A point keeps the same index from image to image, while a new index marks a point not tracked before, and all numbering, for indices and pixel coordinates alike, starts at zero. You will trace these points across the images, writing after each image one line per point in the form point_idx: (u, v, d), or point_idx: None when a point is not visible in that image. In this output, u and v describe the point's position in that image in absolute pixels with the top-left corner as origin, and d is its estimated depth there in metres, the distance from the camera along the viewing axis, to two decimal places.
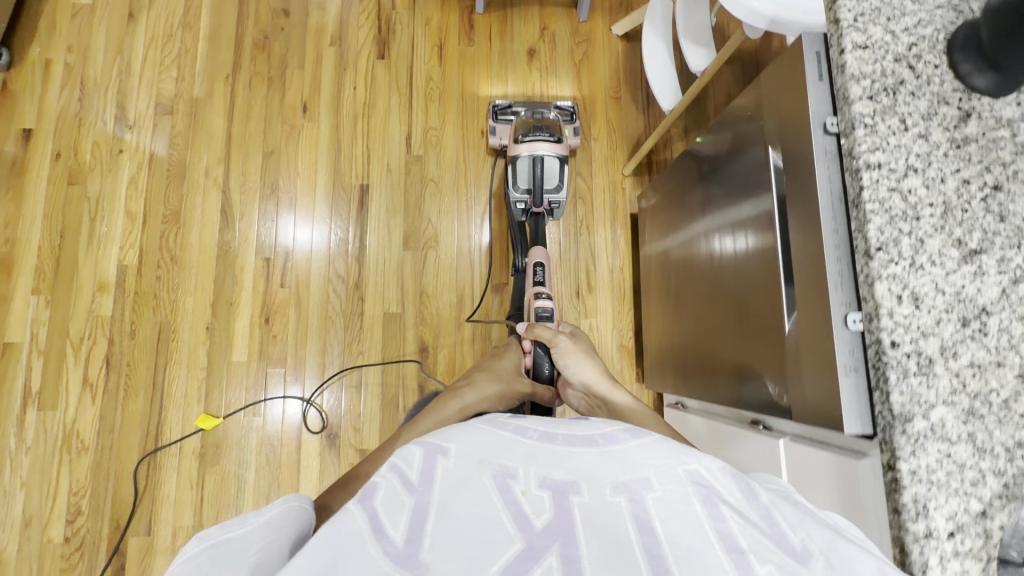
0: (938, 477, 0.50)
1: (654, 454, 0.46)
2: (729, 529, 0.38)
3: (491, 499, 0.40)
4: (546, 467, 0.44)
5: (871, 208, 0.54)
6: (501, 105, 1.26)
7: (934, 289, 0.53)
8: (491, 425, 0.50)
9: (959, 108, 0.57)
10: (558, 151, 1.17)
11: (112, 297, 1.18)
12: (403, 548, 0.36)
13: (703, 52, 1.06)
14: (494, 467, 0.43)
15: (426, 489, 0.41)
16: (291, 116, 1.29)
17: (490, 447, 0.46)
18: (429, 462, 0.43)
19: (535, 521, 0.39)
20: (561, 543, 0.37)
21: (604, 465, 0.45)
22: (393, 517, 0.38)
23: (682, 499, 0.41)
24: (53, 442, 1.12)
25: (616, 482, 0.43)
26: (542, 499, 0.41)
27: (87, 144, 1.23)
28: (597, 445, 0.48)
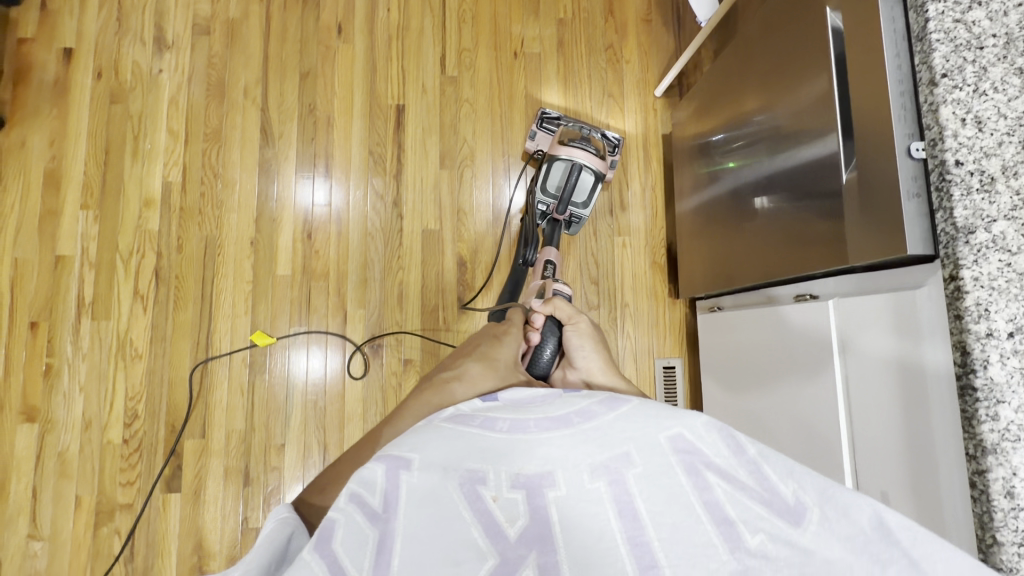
0: (999, 284, 0.52)
1: (632, 425, 0.44)
2: (716, 498, 0.39)
3: (459, 513, 0.39)
4: (522, 459, 0.43)
5: (936, 38, 0.56)
6: (551, 113, 1.26)
7: (997, 113, 0.55)
8: (457, 423, 0.47)
9: None
10: (597, 169, 1.17)
11: (158, 212, 1.21)
12: None
13: None
14: (459, 474, 0.42)
15: (391, 514, 0.39)
16: (326, 37, 1.31)
17: (457, 451, 0.43)
18: (392, 480, 0.41)
19: (509, 530, 0.39)
20: (538, 551, 0.38)
21: (578, 448, 0.43)
22: (355, 556, 0.36)
23: (666, 471, 0.41)
24: (108, 350, 1.16)
25: (592, 465, 0.42)
26: (515, 502, 0.40)
27: (127, 64, 1.25)
28: (571, 424, 0.46)
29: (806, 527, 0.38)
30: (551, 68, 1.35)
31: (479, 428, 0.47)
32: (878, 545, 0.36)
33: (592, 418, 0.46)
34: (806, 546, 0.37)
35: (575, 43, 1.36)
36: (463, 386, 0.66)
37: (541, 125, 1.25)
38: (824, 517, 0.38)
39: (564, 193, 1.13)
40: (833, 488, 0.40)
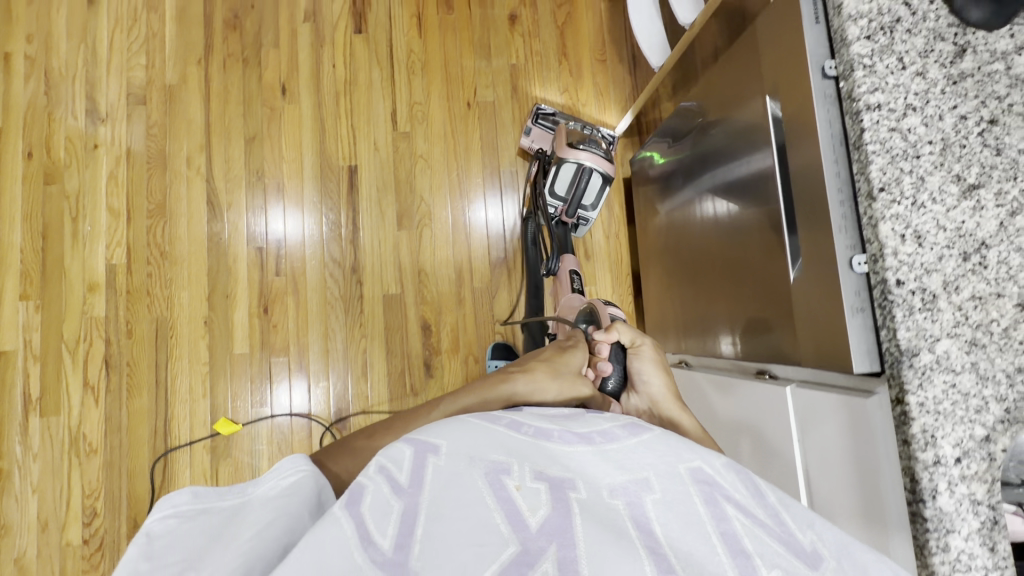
0: (944, 408, 0.52)
1: (655, 454, 0.44)
2: (734, 530, 0.38)
3: (482, 498, 0.38)
4: (542, 459, 0.43)
5: (873, 149, 0.54)
6: (546, 109, 1.24)
7: (935, 226, 0.54)
8: (484, 420, 0.47)
9: (955, 44, 0.57)
10: (607, 171, 1.12)
11: (104, 296, 1.16)
12: (391, 555, 0.34)
13: (690, 4, 1.02)
14: (484, 462, 0.41)
15: (415, 490, 0.38)
16: (270, 98, 1.26)
17: (481, 441, 0.43)
18: (420, 462, 0.40)
19: (531, 520, 0.37)
20: (558, 545, 0.36)
21: (597, 463, 0.43)
22: (380, 523, 0.36)
23: (684, 499, 0.40)
24: (60, 446, 1.11)
25: (612, 484, 0.41)
26: (537, 491, 0.39)
27: (60, 140, 1.19)
28: (591, 442, 0.45)
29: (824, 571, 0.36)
30: (507, 115, 1.31)
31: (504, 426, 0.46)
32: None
33: (612, 440, 0.46)
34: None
35: (530, 88, 1.33)
36: (549, 379, 0.69)
37: (536, 121, 1.24)
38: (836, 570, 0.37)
39: (574, 197, 1.13)
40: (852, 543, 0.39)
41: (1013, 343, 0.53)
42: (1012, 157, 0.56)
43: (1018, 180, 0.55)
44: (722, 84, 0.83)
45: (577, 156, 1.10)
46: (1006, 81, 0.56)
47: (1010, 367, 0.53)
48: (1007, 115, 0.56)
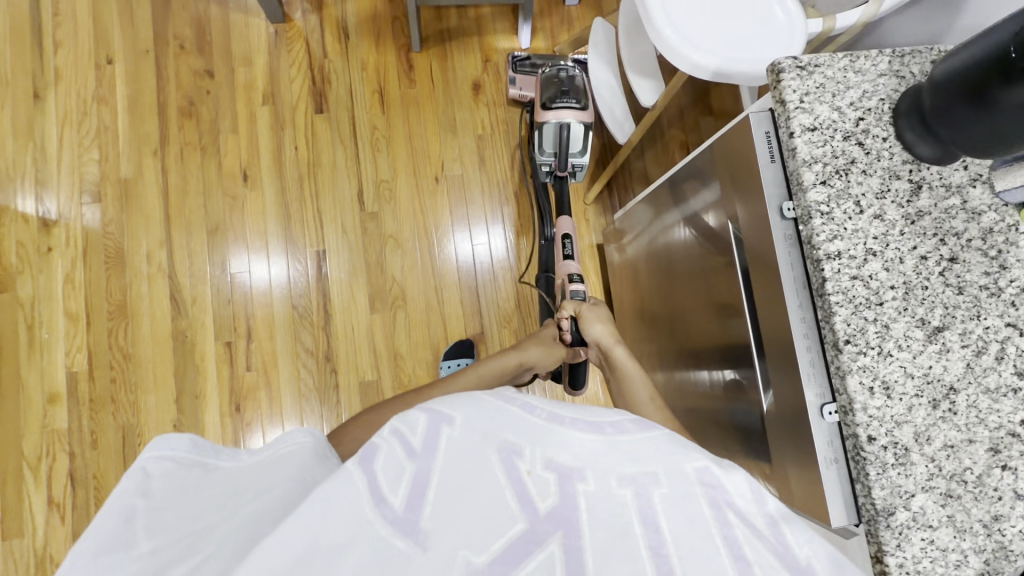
0: (924, 566, 0.51)
1: (664, 450, 0.39)
2: (735, 537, 0.33)
3: (494, 477, 0.35)
4: (553, 446, 0.38)
5: (836, 300, 0.53)
6: (520, 56, 1.27)
7: (903, 375, 0.53)
8: (499, 400, 0.42)
9: (910, 181, 0.56)
10: (585, 118, 1.11)
11: (66, 406, 1.11)
12: (403, 515, 0.32)
13: (651, 85, 1.01)
14: (499, 441, 0.37)
15: (429, 455, 0.35)
16: (231, 186, 1.22)
17: (499, 419, 0.39)
18: (434, 428, 0.37)
19: (539, 503, 0.34)
20: (565, 531, 0.33)
21: (610, 454, 0.38)
22: (393, 483, 0.33)
23: (687, 498, 0.35)
24: (26, 569, 1.06)
25: (621, 473, 0.36)
26: (547, 480, 0.35)
27: (11, 245, 1.15)
28: (604, 433, 0.40)
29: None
30: (475, 186, 1.30)
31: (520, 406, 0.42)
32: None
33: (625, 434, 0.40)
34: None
35: (498, 156, 1.31)
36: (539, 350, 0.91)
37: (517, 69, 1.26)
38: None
39: (561, 149, 1.11)
40: None
41: (987, 490, 0.53)
42: (973, 294, 0.55)
43: (982, 317, 0.55)
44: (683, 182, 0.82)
45: (547, 118, 1.11)
46: (963, 216, 0.56)
47: (986, 516, 0.52)
48: (966, 252, 0.56)
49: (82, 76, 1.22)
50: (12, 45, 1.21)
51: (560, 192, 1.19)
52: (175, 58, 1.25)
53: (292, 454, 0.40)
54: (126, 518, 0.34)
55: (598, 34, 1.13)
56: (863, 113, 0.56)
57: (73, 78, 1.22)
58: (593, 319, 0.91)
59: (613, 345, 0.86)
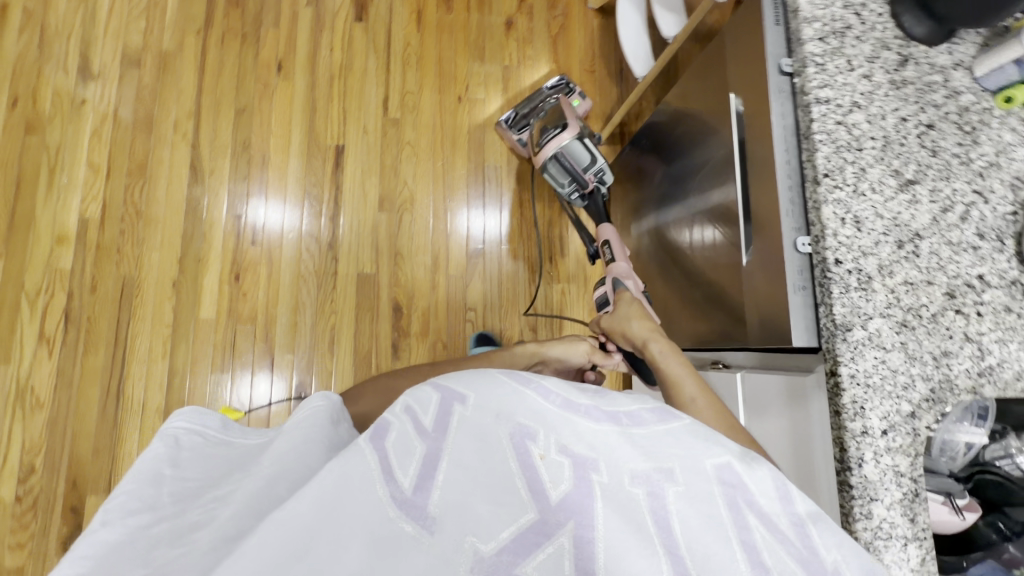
0: (874, 382, 0.54)
1: (685, 443, 0.38)
2: (753, 540, 0.34)
3: (504, 461, 0.35)
4: (568, 431, 0.37)
5: (820, 138, 0.58)
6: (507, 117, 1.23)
7: (874, 214, 0.57)
8: (513, 378, 0.40)
9: (899, 54, 0.62)
10: (575, 133, 1.08)
11: (71, 249, 1.14)
12: (410, 495, 0.32)
13: (674, 20, 1.09)
14: (511, 424, 0.36)
15: (439, 435, 0.35)
16: (265, 74, 1.28)
17: (506, 398, 0.38)
18: (446, 407, 0.37)
19: (552, 491, 0.34)
20: (577, 522, 0.33)
21: (624, 445, 0.37)
22: (402, 461, 0.33)
23: (707, 498, 0.36)
24: (5, 398, 1.08)
25: (635, 470, 0.36)
26: (561, 466, 0.35)
27: (47, 94, 1.19)
28: (618, 421, 0.39)
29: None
30: (495, 114, 1.36)
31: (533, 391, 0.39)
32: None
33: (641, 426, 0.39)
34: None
35: (520, 89, 1.38)
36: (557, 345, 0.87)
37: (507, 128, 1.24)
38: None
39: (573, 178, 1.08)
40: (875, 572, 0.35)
41: (941, 328, 0.56)
42: (946, 159, 0.60)
43: (951, 180, 0.60)
44: (699, 145, 0.83)
45: (545, 154, 1.09)
46: (943, 92, 0.61)
47: (936, 349, 0.56)
48: (943, 122, 0.61)
49: None
50: None
51: (594, 205, 1.14)
52: None
53: (309, 419, 0.41)
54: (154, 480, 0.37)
55: None
56: None
57: None
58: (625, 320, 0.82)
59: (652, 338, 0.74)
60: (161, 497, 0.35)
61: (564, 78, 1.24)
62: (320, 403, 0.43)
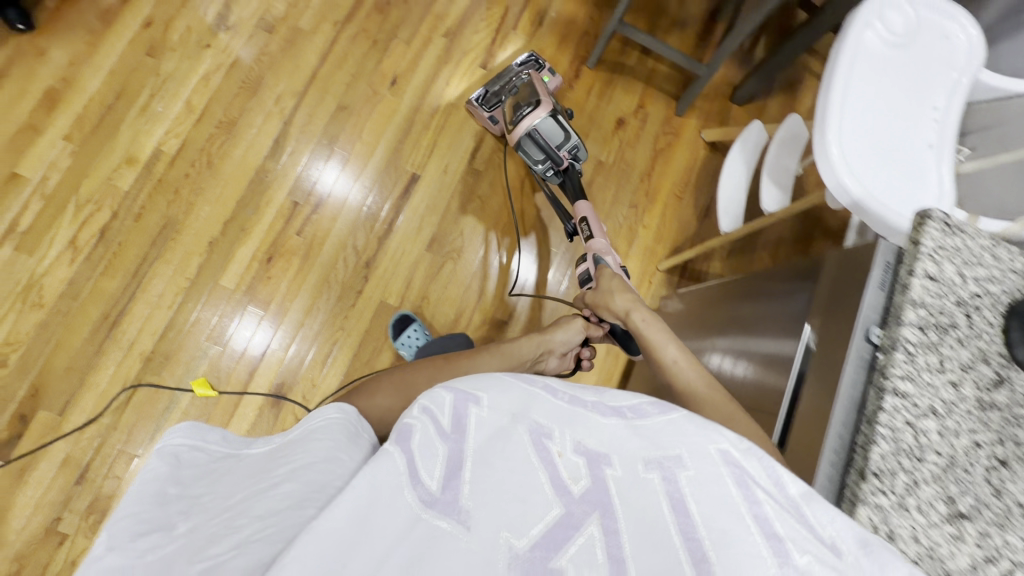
0: None
1: (688, 430, 0.41)
2: (765, 513, 0.37)
3: (524, 457, 0.38)
4: (580, 428, 0.41)
5: (882, 431, 0.54)
6: (476, 96, 1.27)
7: (910, 535, 0.50)
8: (520, 378, 0.45)
9: (995, 372, 0.56)
10: (548, 109, 1.10)
11: (136, 173, 1.17)
12: (438, 496, 0.35)
13: (777, 195, 1.06)
14: (528, 423, 0.40)
15: (459, 437, 0.38)
16: (378, 82, 1.31)
17: (519, 402, 0.42)
18: (460, 409, 0.40)
19: (572, 488, 0.37)
20: (601, 512, 0.36)
21: (631, 434, 0.41)
22: (426, 463, 0.36)
23: (715, 479, 0.38)
24: (13, 286, 1.09)
25: (647, 456, 0.39)
26: (577, 465, 0.39)
27: (179, 26, 1.23)
28: (622, 414, 0.42)
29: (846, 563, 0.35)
30: None
31: (539, 386, 0.44)
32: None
33: (644, 419, 0.42)
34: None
35: (605, 186, 1.37)
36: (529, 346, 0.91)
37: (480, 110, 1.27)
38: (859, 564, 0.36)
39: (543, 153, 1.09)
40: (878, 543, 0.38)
41: None
42: (1011, 508, 0.52)
43: (1005, 530, 0.51)
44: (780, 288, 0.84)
45: (524, 129, 1.10)
46: None
47: None
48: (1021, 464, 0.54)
49: None
50: None
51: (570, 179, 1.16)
52: None
53: (321, 428, 0.44)
54: (160, 500, 0.40)
55: (751, 132, 1.20)
56: (982, 292, 0.58)
57: None
58: (608, 295, 0.93)
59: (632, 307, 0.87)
60: (168, 513, 0.39)
61: (531, 54, 1.28)
62: (333, 416, 0.46)
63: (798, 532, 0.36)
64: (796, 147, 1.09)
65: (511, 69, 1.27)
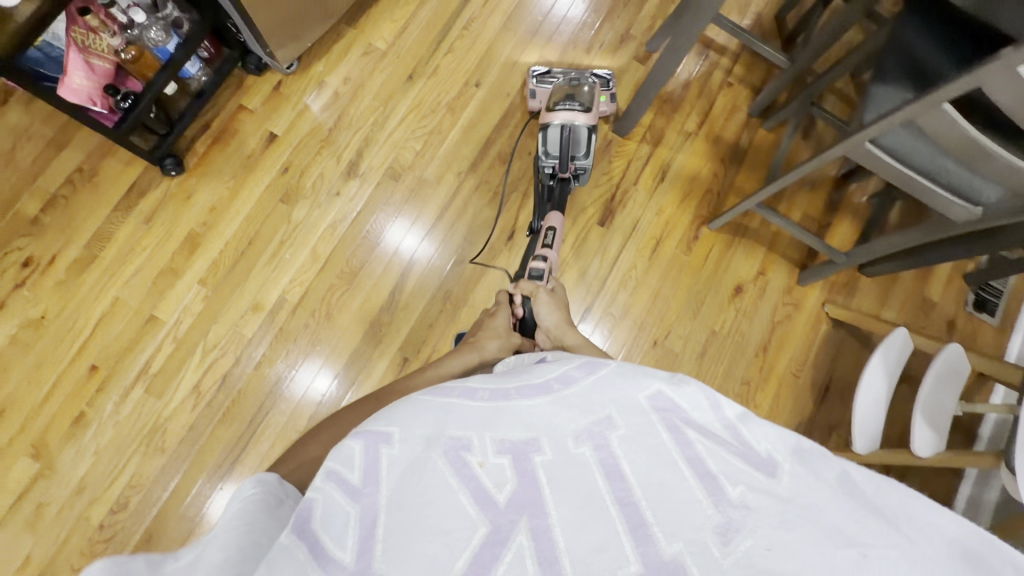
0: None
1: (612, 391, 0.48)
2: (697, 454, 0.40)
3: (444, 480, 0.40)
4: (501, 429, 0.46)
5: None
6: (539, 70, 1.33)
7: None
8: (439, 395, 0.51)
9: None
10: (588, 119, 1.23)
11: (260, 320, 1.20)
12: (353, 566, 0.36)
13: (932, 439, 0.96)
14: (442, 446, 0.43)
15: (372, 490, 0.40)
16: (496, 236, 1.30)
17: (436, 425, 0.46)
18: (372, 455, 0.43)
19: (498, 496, 0.39)
20: (528, 515, 0.38)
21: (563, 414, 0.47)
22: (339, 538, 0.37)
23: (648, 432, 0.43)
24: (139, 428, 1.13)
25: (577, 434, 0.44)
26: (501, 468, 0.42)
27: (314, 172, 1.27)
28: (551, 390, 0.50)
29: (781, 477, 0.38)
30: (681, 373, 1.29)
31: (458, 397, 0.51)
32: (876, 524, 0.34)
33: (570, 385, 0.51)
34: (785, 494, 0.37)
35: (717, 358, 1.30)
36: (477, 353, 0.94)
37: (536, 82, 1.31)
38: (795, 465, 0.39)
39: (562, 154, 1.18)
40: (801, 439, 0.43)
41: None
42: None
43: None
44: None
45: (554, 120, 1.23)
46: None
47: None
48: None
49: (451, 82, 1.36)
50: (420, 30, 1.37)
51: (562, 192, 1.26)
52: (523, 114, 1.36)
53: (242, 512, 0.41)
54: None
55: (895, 341, 1.11)
56: None
57: (445, 79, 1.36)
58: (540, 304, 1.04)
59: (563, 329, 0.98)
60: None
61: (610, 76, 1.35)
62: (251, 494, 0.43)
63: (728, 466, 0.39)
64: (956, 384, 1.00)
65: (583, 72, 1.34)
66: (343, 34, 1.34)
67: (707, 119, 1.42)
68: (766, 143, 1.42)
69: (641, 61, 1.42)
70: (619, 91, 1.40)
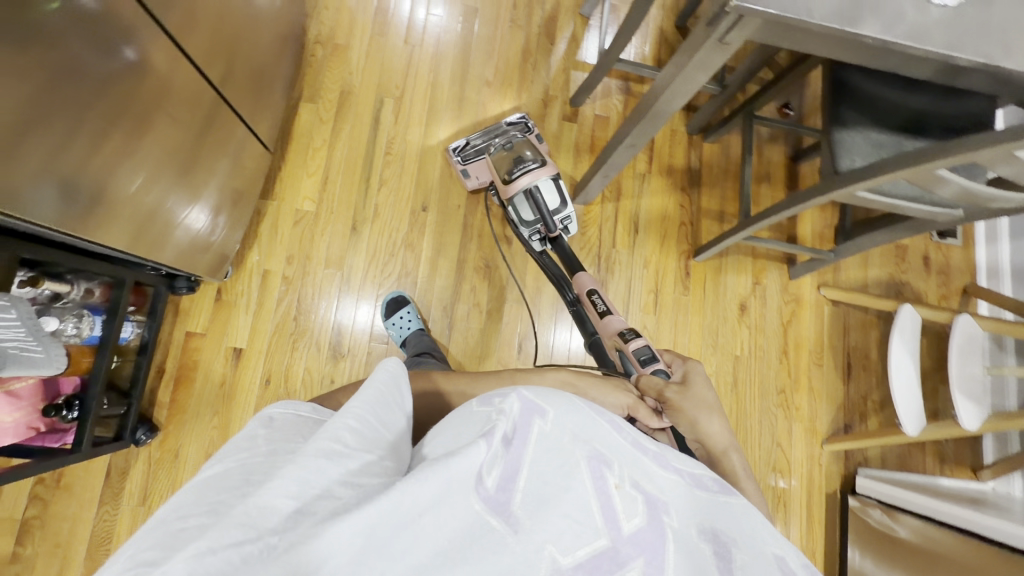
0: None
1: (743, 524, 0.44)
2: None
3: (580, 476, 0.40)
4: (641, 473, 0.44)
5: None
6: (459, 145, 1.20)
7: None
8: (593, 406, 0.47)
9: None
10: (550, 173, 1.10)
11: None
12: (494, 493, 0.38)
13: (976, 413, 1.04)
14: (586, 448, 0.43)
15: (520, 446, 0.41)
16: (505, 349, 1.23)
17: (588, 425, 0.45)
18: (527, 418, 0.42)
19: (625, 523, 0.40)
20: (645, 558, 0.39)
21: (687, 499, 0.44)
22: (495, 477, 0.39)
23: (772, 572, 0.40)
24: None
25: (704, 528, 0.42)
26: (633, 500, 0.41)
27: (299, 369, 1.16)
28: (687, 477, 0.46)
29: None
30: (723, 410, 1.32)
31: (607, 419, 0.46)
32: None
33: (706, 489, 0.46)
34: None
35: (749, 385, 1.34)
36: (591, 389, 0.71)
37: (463, 161, 1.20)
38: None
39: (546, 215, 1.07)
40: None
41: None
42: None
43: None
44: None
45: (518, 186, 1.09)
46: None
47: None
48: None
49: (399, 210, 1.26)
50: (343, 174, 1.26)
51: (563, 249, 1.15)
52: (483, 219, 1.28)
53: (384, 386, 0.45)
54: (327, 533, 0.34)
55: (905, 320, 1.18)
56: None
57: (391, 213, 1.26)
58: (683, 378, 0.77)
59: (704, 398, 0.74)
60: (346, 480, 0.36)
61: (525, 115, 1.23)
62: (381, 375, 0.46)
63: None
64: (973, 352, 1.09)
65: (500, 124, 1.23)
66: (264, 208, 1.23)
67: (654, 154, 1.40)
68: (716, 158, 1.41)
69: (570, 120, 1.38)
70: (561, 159, 1.37)
